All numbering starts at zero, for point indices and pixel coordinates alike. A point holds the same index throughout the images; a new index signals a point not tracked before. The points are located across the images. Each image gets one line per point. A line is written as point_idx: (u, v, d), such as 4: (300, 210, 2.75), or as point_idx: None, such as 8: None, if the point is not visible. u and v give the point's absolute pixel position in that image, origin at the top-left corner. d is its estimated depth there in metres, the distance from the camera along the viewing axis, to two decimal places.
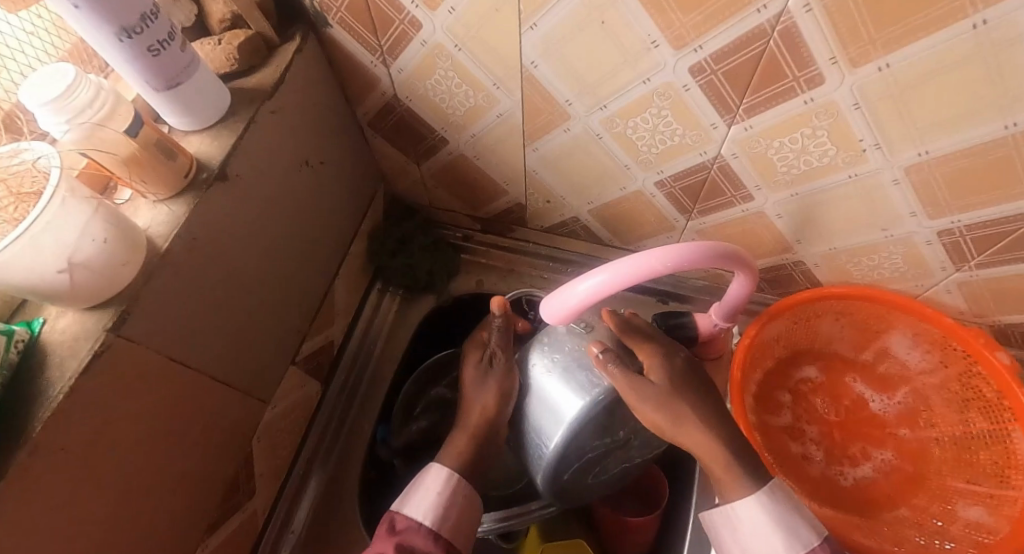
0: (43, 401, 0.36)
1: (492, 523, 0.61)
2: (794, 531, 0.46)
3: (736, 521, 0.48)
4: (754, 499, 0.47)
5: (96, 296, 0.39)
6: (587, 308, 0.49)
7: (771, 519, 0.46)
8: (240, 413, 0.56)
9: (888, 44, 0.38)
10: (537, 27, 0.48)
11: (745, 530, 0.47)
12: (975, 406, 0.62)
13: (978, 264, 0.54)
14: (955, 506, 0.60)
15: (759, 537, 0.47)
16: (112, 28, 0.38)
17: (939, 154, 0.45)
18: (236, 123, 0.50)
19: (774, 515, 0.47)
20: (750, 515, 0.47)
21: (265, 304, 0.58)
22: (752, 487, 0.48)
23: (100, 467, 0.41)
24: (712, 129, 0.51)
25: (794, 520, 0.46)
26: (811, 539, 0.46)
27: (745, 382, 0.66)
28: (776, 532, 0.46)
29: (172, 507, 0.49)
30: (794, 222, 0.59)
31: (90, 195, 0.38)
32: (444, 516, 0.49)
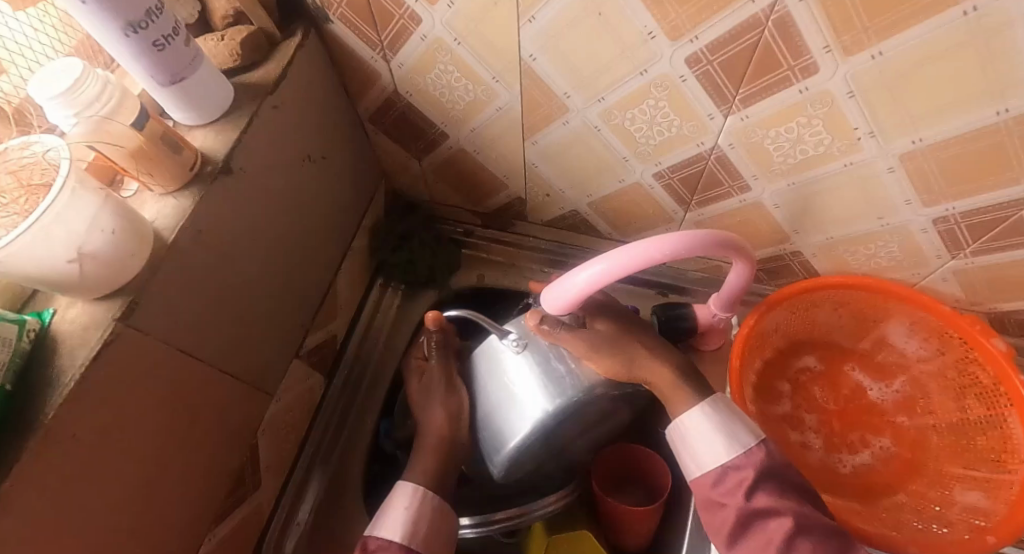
0: (55, 389, 0.37)
1: (500, 517, 0.60)
2: (739, 443, 0.50)
3: (682, 434, 0.53)
4: (696, 409, 0.53)
5: (105, 286, 0.39)
6: (587, 298, 0.49)
7: (714, 421, 0.51)
8: (245, 405, 0.57)
9: (880, 32, 0.39)
10: (535, 21, 0.48)
11: (694, 447, 0.52)
12: (971, 393, 0.62)
13: (973, 251, 0.55)
14: (953, 491, 0.60)
15: (703, 444, 0.51)
16: (118, 23, 0.39)
17: (932, 141, 0.45)
18: (240, 117, 0.50)
19: (719, 427, 0.51)
20: (697, 427, 0.52)
21: (269, 298, 0.58)
22: (699, 399, 0.53)
23: (109, 455, 0.41)
24: (709, 120, 0.52)
25: (737, 427, 0.51)
26: (750, 441, 0.50)
27: (745, 372, 0.67)
28: (721, 440, 0.50)
29: (179, 496, 0.50)
30: (790, 212, 0.60)
31: (99, 187, 0.39)
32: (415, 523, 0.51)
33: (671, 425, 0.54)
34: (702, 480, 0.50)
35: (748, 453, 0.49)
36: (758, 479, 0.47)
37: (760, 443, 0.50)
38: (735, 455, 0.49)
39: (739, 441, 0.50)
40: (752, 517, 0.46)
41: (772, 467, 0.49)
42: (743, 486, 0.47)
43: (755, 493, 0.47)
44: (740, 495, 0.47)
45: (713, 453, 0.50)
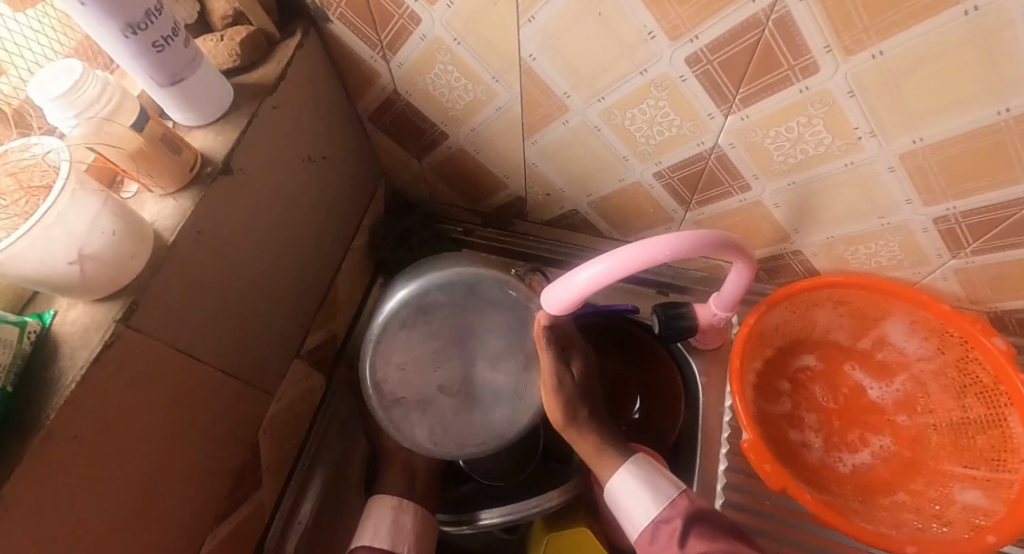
0: (56, 390, 0.37)
1: (493, 518, 0.60)
2: (663, 495, 0.55)
3: (613, 497, 0.57)
4: (622, 469, 0.57)
5: (105, 288, 0.39)
6: (587, 298, 0.49)
7: (637, 477, 0.56)
8: (246, 405, 0.57)
9: (881, 32, 0.39)
10: (535, 20, 0.48)
11: (628, 506, 0.56)
12: (971, 392, 0.62)
13: (973, 251, 0.55)
14: (952, 490, 0.61)
15: (632, 501, 0.56)
16: (117, 24, 0.39)
17: (933, 141, 0.45)
18: (239, 118, 0.50)
19: (643, 481, 0.56)
20: (626, 485, 0.56)
21: (269, 297, 0.58)
22: (625, 463, 0.58)
23: (110, 456, 0.41)
24: (709, 119, 0.52)
25: (660, 482, 0.56)
26: (671, 492, 0.55)
27: (745, 372, 0.67)
28: (648, 496, 0.55)
29: (180, 496, 0.50)
30: (791, 211, 0.60)
31: (99, 189, 0.39)
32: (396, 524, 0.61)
33: (607, 490, 0.58)
34: (644, 540, 0.54)
35: (672, 504, 0.54)
36: (687, 526, 0.53)
37: (684, 493, 0.55)
38: (662, 508, 0.54)
39: (663, 495, 0.55)
40: None
41: (696, 510, 0.54)
42: (674, 538, 0.52)
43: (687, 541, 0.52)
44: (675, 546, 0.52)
45: (642, 509, 0.55)
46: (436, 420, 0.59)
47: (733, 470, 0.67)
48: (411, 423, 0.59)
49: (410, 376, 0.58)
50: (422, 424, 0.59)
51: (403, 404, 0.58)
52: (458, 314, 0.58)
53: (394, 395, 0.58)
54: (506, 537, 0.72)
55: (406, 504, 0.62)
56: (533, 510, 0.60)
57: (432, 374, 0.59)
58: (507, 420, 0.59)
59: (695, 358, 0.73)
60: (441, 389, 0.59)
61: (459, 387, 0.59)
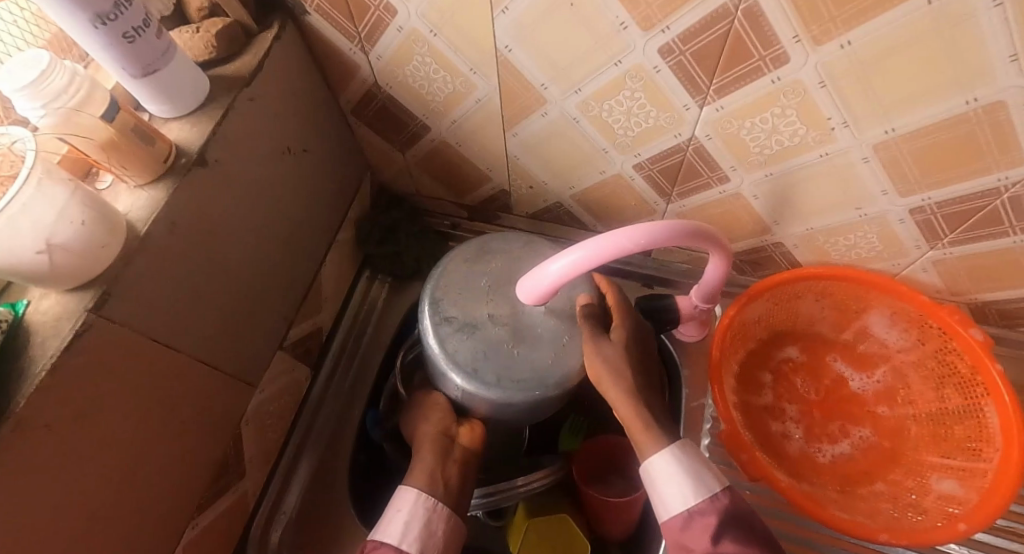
0: (26, 379, 0.37)
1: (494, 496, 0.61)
2: (704, 486, 0.50)
3: (649, 477, 0.51)
4: (665, 451, 0.51)
5: (75, 279, 0.40)
6: (561, 287, 0.49)
7: (682, 463, 0.51)
8: (226, 395, 0.57)
9: (848, 21, 0.39)
10: (508, 11, 0.48)
11: (662, 491, 0.50)
12: (950, 383, 0.62)
13: (950, 242, 0.55)
14: (929, 479, 0.61)
15: (669, 487, 0.50)
16: (86, 15, 0.39)
17: (905, 130, 0.45)
18: (215, 110, 0.50)
19: (686, 471, 0.50)
20: (665, 470, 0.51)
21: (250, 289, 0.59)
22: (666, 443, 0.52)
23: (85, 443, 0.42)
24: (685, 110, 0.52)
25: (702, 472, 0.51)
26: (715, 486, 0.50)
27: (726, 364, 0.67)
28: (688, 486, 0.50)
29: (158, 486, 0.50)
30: (770, 203, 0.60)
31: (67, 178, 0.39)
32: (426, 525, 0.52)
33: (640, 470, 0.52)
34: (670, 526, 0.50)
35: (714, 498, 0.49)
36: (721, 526, 0.48)
37: (726, 489, 0.50)
38: (701, 500, 0.49)
39: (705, 486, 0.50)
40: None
41: (739, 511, 0.49)
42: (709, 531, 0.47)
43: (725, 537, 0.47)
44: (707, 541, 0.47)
45: (679, 498, 0.50)
46: (478, 345, 0.55)
47: (716, 462, 0.67)
48: (455, 342, 0.55)
49: (463, 308, 0.57)
50: (463, 351, 0.54)
51: (450, 323, 0.56)
52: (523, 262, 0.60)
53: (440, 320, 0.56)
54: (490, 524, 0.73)
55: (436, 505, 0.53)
56: (522, 487, 0.62)
57: (484, 305, 0.57)
58: (550, 360, 0.55)
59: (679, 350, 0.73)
60: (491, 318, 0.56)
61: (507, 318, 0.56)
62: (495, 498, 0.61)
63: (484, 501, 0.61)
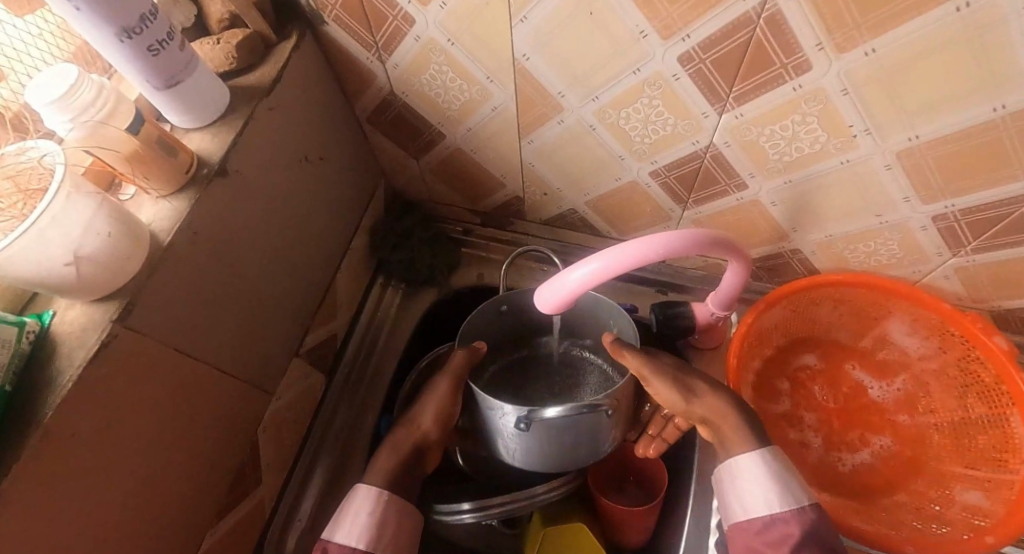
0: (54, 390, 0.38)
1: (485, 509, 0.59)
2: (790, 497, 0.49)
3: (733, 475, 0.52)
4: (750, 454, 0.52)
5: (99, 289, 0.40)
6: (580, 296, 0.49)
7: (767, 471, 0.51)
8: (244, 403, 0.58)
9: (873, 29, 0.38)
10: (527, 20, 0.49)
11: (745, 491, 0.51)
12: (973, 391, 0.61)
13: (973, 249, 0.54)
14: (953, 490, 0.60)
15: (752, 489, 0.51)
16: (112, 29, 0.40)
17: (929, 137, 0.45)
18: (235, 120, 0.51)
19: (771, 477, 0.51)
20: (751, 472, 0.51)
21: (267, 297, 0.59)
22: (754, 447, 0.52)
23: (110, 452, 0.42)
24: (703, 118, 0.52)
25: (790, 484, 0.50)
26: (801, 500, 0.49)
27: (743, 371, 0.67)
28: (772, 492, 0.50)
29: (177, 493, 0.51)
30: (788, 210, 0.59)
31: (94, 191, 0.39)
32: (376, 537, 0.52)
33: (723, 466, 0.53)
34: (746, 526, 0.50)
35: (799, 509, 0.49)
36: (801, 539, 0.47)
37: (814, 505, 0.49)
38: (783, 508, 0.49)
39: (790, 497, 0.49)
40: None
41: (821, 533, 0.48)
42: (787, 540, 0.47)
43: (801, 550, 0.46)
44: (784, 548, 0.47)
45: (761, 500, 0.50)
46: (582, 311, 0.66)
47: None
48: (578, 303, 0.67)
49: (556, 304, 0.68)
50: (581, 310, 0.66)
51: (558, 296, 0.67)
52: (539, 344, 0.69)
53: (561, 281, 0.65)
54: (506, 533, 0.73)
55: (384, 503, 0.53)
56: (539, 492, 0.61)
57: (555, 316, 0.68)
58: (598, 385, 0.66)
59: (695, 357, 0.72)
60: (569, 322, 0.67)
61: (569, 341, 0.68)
62: (512, 506, 0.59)
63: (495, 507, 0.59)
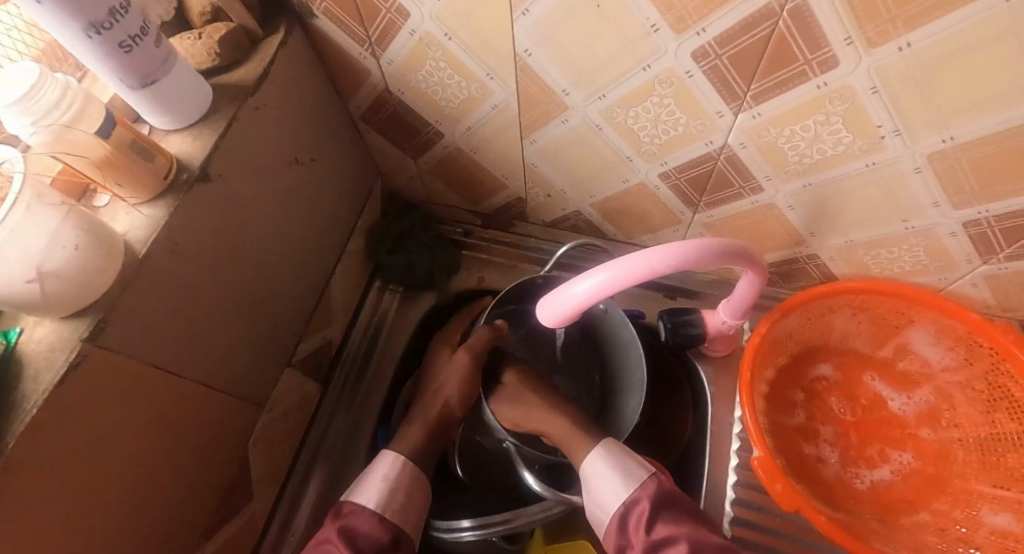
0: (16, 416, 0.35)
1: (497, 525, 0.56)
2: (633, 478, 0.52)
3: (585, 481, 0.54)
4: (593, 451, 0.54)
5: (67, 306, 0.37)
6: (585, 310, 0.46)
7: (609, 461, 0.53)
8: (232, 417, 0.55)
9: (910, 22, 0.35)
10: (529, 13, 0.45)
11: (599, 495, 0.52)
12: (1001, 406, 0.58)
13: (1006, 257, 0.51)
14: (980, 511, 0.57)
15: (606, 487, 0.52)
16: (79, 24, 0.37)
17: (965, 139, 0.41)
18: (218, 121, 0.48)
19: (615, 466, 0.53)
20: (595, 470, 0.53)
21: (256, 306, 0.56)
22: (593, 444, 0.55)
23: (82, 479, 0.40)
24: (718, 118, 0.48)
25: (630, 464, 0.53)
26: (642, 474, 0.52)
27: (756, 381, 0.64)
28: (618, 480, 0.52)
29: (159, 514, 0.48)
30: (806, 214, 0.56)
31: (61, 201, 0.36)
32: (392, 496, 0.52)
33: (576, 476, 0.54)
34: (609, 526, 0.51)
35: (642, 485, 0.51)
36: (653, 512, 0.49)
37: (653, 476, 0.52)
38: (633, 491, 0.51)
39: (632, 475, 0.52)
40: (659, 548, 0.47)
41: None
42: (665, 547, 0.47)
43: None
44: (642, 531, 0.48)
45: (614, 495, 0.52)
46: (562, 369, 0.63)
47: None
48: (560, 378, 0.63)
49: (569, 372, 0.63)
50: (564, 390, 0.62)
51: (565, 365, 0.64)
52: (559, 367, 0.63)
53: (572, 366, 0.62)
54: None
55: (410, 473, 0.55)
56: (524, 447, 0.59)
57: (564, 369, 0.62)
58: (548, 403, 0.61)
59: (704, 366, 0.69)
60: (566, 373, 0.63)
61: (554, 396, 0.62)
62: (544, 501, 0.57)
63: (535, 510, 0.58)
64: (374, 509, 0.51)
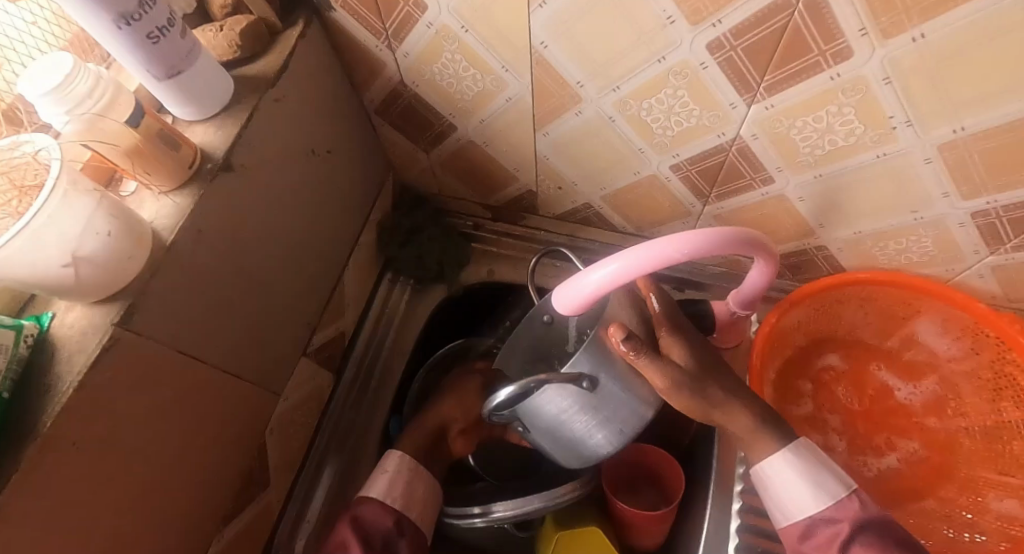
0: (53, 397, 0.36)
1: (506, 512, 0.58)
2: (826, 494, 0.47)
3: (763, 478, 0.50)
4: (779, 455, 0.49)
5: (100, 291, 0.38)
6: (600, 298, 0.46)
7: (797, 470, 0.48)
8: (251, 404, 0.56)
9: (924, 13, 0.36)
10: (547, 5, 0.46)
11: (780, 494, 0.49)
12: (1007, 395, 0.59)
13: (1013, 247, 0.51)
14: (986, 498, 0.58)
15: (788, 490, 0.48)
16: (110, 15, 0.37)
17: (976, 130, 0.42)
18: (240, 112, 0.49)
19: (804, 470, 0.48)
20: (783, 476, 0.48)
21: (274, 295, 0.57)
22: (779, 446, 0.49)
23: (112, 459, 0.41)
24: (731, 109, 0.49)
25: (824, 477, 0.48)
26: (840, 492, 0.47)
27: (765, 371, 0.65)
28: (808, 489, 0.47)
29: (182, 498, 0.49)
30: (816, 206, 0.57)
31: (93, 188, 0.37)
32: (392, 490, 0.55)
33: (754, 473, 0.50)
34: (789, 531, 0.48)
35: (840, 505, 0.47)
36: (853, 533, 0.45)
37: (852, 494, 0.47)
38: (824, 507, 0.47)
39: (828, 491, 0.47)
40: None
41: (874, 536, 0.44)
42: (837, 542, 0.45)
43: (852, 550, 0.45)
44: (835, 551, 0.45)
45: (799, 504, 0.48)
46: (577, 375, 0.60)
47: None
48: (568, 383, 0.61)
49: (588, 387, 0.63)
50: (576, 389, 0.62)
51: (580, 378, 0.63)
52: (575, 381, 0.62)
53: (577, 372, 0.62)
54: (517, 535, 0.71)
55: (408, 462, 0.58)
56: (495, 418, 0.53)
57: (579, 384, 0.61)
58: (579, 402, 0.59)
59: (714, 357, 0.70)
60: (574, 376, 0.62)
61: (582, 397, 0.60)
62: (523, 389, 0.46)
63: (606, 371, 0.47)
64: (378, 497, 0.54)
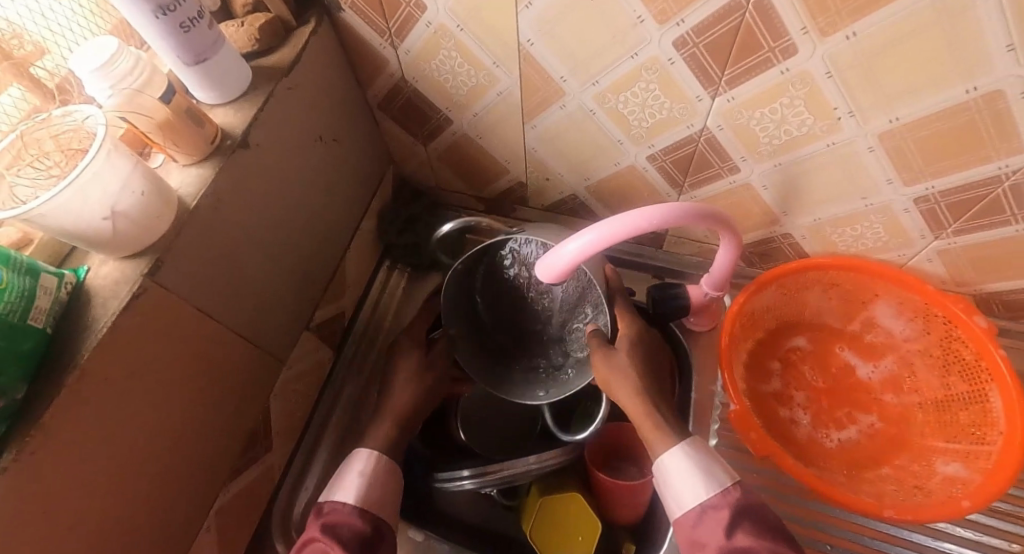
0: (88, 334, 0.41)
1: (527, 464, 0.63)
2: (713, 481, 0.51)
3: (663, 471, 0.53)
4: (674, 448, 0.53)
5: (131, 244, 0.43)
6: (578, 266, 0.51)
7: (689, 461, 0.52)
8: (258, 368, 0.61)
9: (853, 14, 0.42)
10: (533, 6, 0.52)
11: (675, 485, 0.51)
12: (954, 370, 0.65)
13: (954, 231, 0.57)
14: (935, 463, 0.63)
15: (682, 483, 0.51)
16: (149, 5, 0.43)
17: (908, 120, 0.48)
18: (257, 97, 0.54)
19: (697, 466, 0.51)
20: (675, 465, 0.52)
21: (282, 268, 0.62)
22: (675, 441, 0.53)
23: (136, 399, 0.45)
24: (697, 102, 0.55)
25: (714, 468, 0.52)
26: (726, 481, 0.50)
27: (734, 351, 0.69)
28: (698, 481, 0.51)
29: (193, 447, 0.54)
30: (779, 194, 0.62)
31: (131, 153, 0.43)
32: (368, 493, 0.56)
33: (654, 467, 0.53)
34: (684, 521, 0.50)
35: (724, 492, 0.50)
36: (735, 516, 0.48)
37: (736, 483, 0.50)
38: (712, 494, 0.50)
39: (715, 481, 0.51)
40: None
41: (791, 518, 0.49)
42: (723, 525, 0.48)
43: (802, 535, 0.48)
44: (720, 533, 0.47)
45: (692, 493, 0.50)
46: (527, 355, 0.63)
47: (722, 446, 0.69)
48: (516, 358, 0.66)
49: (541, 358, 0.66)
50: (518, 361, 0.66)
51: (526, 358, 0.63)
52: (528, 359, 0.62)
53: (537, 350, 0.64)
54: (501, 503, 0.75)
55: (380, 463, 0.58)
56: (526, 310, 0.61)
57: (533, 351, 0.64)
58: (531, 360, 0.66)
59: (689, 339, 0.75)
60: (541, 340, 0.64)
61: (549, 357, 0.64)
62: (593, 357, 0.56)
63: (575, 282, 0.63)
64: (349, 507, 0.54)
